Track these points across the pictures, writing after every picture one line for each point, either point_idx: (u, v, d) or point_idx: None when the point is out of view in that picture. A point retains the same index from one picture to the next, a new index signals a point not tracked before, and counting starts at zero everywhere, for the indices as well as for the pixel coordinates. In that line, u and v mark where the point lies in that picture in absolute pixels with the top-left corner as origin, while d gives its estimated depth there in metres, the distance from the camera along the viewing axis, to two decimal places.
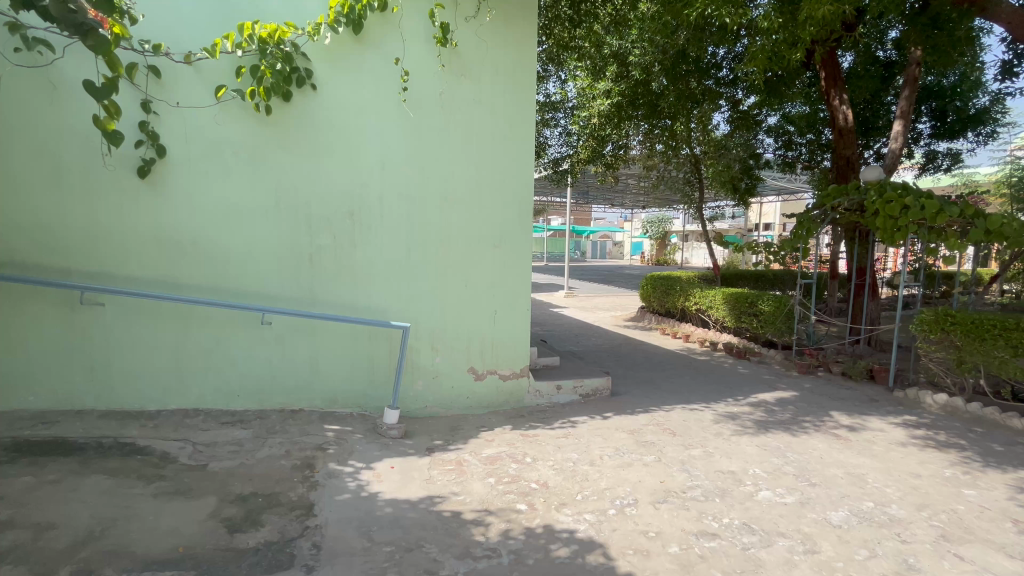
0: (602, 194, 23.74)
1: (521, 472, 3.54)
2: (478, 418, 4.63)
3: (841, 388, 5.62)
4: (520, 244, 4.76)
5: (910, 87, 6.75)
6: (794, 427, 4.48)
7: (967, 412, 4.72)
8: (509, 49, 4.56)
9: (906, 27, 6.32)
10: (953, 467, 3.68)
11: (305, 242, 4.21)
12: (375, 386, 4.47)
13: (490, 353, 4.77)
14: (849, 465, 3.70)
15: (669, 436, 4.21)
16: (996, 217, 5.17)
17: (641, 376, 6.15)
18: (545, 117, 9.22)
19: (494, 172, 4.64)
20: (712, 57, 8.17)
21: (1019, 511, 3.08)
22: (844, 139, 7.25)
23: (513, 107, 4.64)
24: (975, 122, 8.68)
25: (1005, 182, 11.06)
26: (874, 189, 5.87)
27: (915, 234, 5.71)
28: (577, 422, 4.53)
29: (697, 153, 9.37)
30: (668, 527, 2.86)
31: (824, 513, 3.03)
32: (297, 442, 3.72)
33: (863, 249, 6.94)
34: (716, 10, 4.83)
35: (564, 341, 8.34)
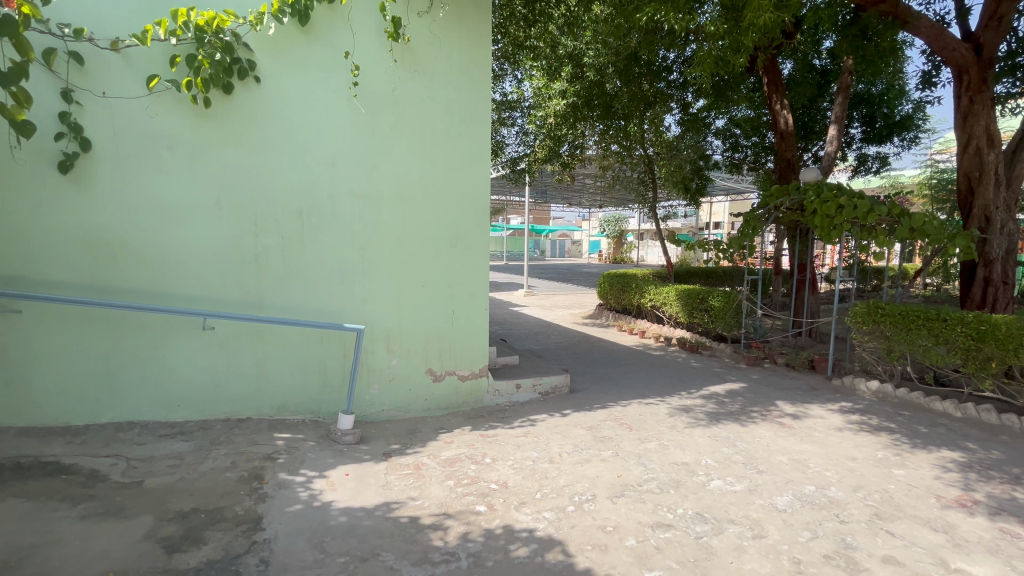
0: (559, 194, 24.07)
1: (480, 473, 3.51)
2: (436, 420, 4.56)
3: (786, 378, 5.93)
4: (477, 243, 4.71)
5: (843, 94, 7.18)
6: (743, 417, 4.67)
7: (896, 397, 5.09)
8: (463, 46, 4.51)
9: (839, 38, 6.71)
10: (885, 449, 3.94)
11: (250, 242, 4.00)
12: (328, 391, 4.32)
13: (448, 354, 4.71)
14: (793, 451, 3.90)
15: (626, 431, 4.29)
16: (920, 215, 5.57)
17: (599, 372, 6.25)
18: (501, 117, 9.20)
19: (450, 171, 4.58)
20: (663, 61, 8.41)
21: (942, 487, 3.33)
22: (785, 142, 7.64)
23: (468, 105, 4.59)
24: (900, 128, 9.34)
25: (927, 184, 11.99)
26: (813, 189, 6.21)
27: (849, 232, 6.08)
28: (536, 421, 4.54)
29: (650, 154, 9.63)
30: (625, 521, 2.91)
31: (771, 498, 3.18)
32: (244, 453, 3.54)
33: (803, 246, 7.34)
34: (665, 14, 4.95)
35: (523, 340, 8.37)
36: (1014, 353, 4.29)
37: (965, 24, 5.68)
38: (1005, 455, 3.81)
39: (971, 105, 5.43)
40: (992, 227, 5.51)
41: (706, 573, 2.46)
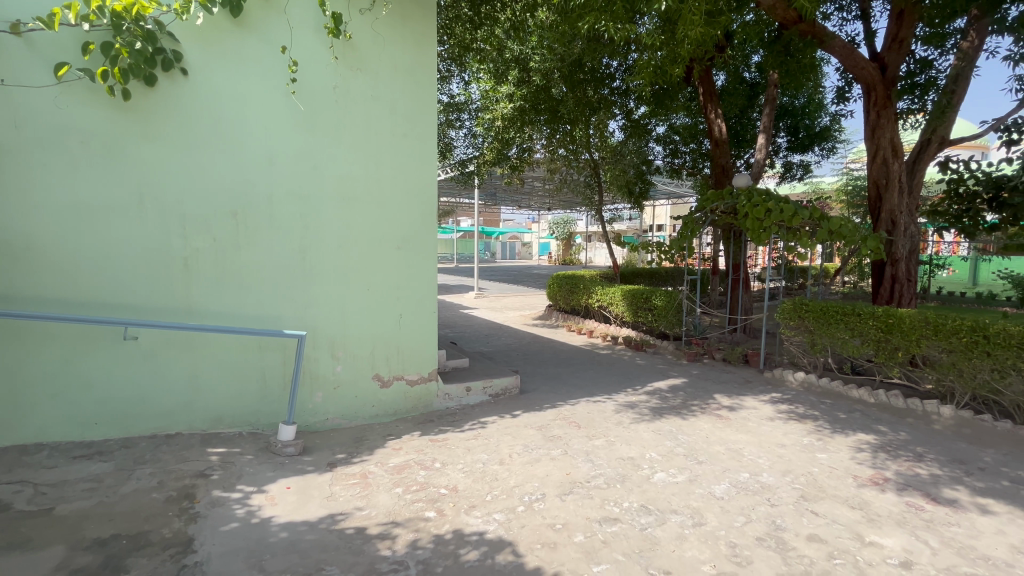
0: (508, 196, 24.28)
1: (429, 479, 3.46)
2: (384, 426, 4.45)
3: (723, 373, 6.28)
4: (424, 245, 4.65)
5: (770, 105, 7.69)
6: (684, 411, 4.88)
7: (819, 386, 5.51)
8: (408, 45, 4.44)
9: (766, 53, 7.20)
10: (809, 435, 4.26)
11: (177, 245, 3.75)
12: (268, 401, 4.11)
13: (396, 358, 4.62)
14: (729, 442, 4.12)
15: (574, 429, 4.37)
16: (837, 219, 6.06)
17: (549, 372, 6.33)
18: (449, 118, 9.16)
19: (396, 172, 4.50)
20: (607, 68, 8.68)
21: (858, 468, 3.64)
22: (720, 149, 8.08)
23: (414, 105, 4.53)
24: (820, 138, 10.13)
25: (843, 190, 13.11)
26: (744, 194, 6.58)
27: (776, 234, 6.52)
28: (487, 423, 4.53)
29: (596, 158, 9.89)
30: (573, 517, 2.96)
31: (709, 487, 3.35)
32: (173, 471, 3.30)
33: (737, 247, 7.81)
34: (605, 23, 5.09)
35: (474, 343, 8.34)
36: (916, 343, 4.73)
37: (872, 45, 6.23)
38: (910, 435, 4.21)
39: (878, 119, 5.96)
40: (897, 229, 6.08)
41: (651, 564, 2.56)
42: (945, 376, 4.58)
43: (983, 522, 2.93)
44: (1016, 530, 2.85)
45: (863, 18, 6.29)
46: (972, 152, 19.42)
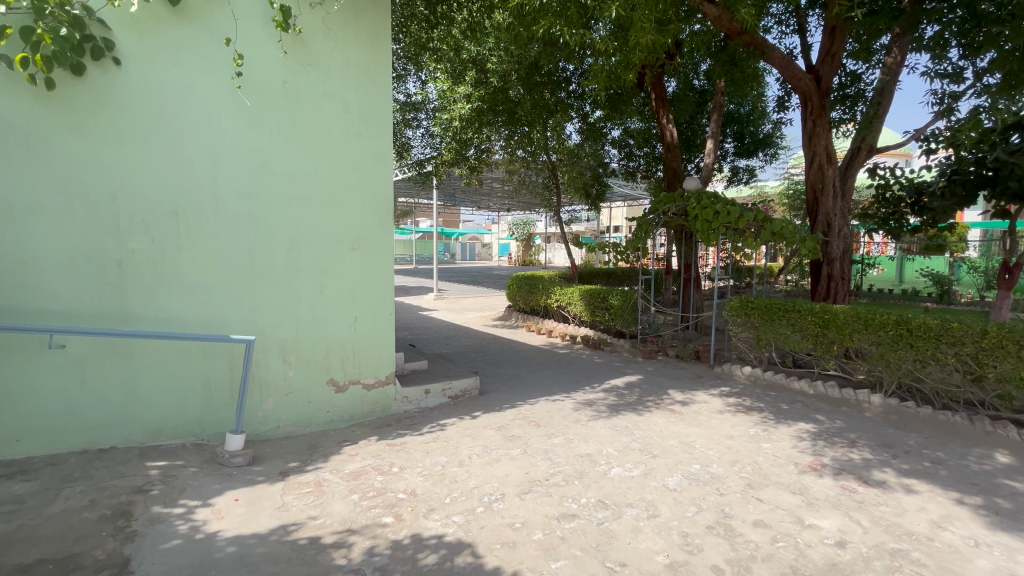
0: (467, 197, 24.21)
1: (387, 484, 3.39)
2: (339, 432, 4.33)
3: (676, 369, 6.51)
4: (380, 246, 4.56)
5: (717, 113, 8.05)
6: (640, 407, 5.02)
7: (764, 379, 5.81)
8: (361, 43, 4.34)
9: (713, 62, 7.53)
10: (755, 426, 4.48)
11: (111, 246, 3.52)
12: (214, 410, 3.91)
13: (352, 362, 4.51)
14: (682, 435, 4.27)
15: (533, 428, 4.41)
16: (779, 221, 6.41)
17: (509, 373, 6.36)
18: (406, 118, 9.02)
19: (350, 171, 4.39)
20: (563, 72, 8.82)
21: (799, 455, 3.86)
22: (671, 153, 8.38)
23: (368, 102, 4.43)
24: (764, 145, 10.68)
25: (785, 194, 13.89)
26: (694, 197, 6.86)
27: (724, 235, 6.82)
28: (446, 425, 4.50)
29: (554, 160, 10.03)
30: (532, 515, 2.99)
31: (663, 479, 3.46)
32: (107, 488, 3.08)
33: (688, 247, 8.12)
34: (560, 27, 5.16)
35: (433, 344, 8.26)
36: (849, 337, 5.07)
37: (808, 58, 6.63)
38: (845, 423, 4.51)
39: (814, 128, 6.35)
40: (832, 231, 6.48)
41: (607, 557, 2.61)
42: (875, 367, 4.93)
43: (907, 500, 3.18)
44: (936, 506, 3.11)
45: (799, 33, 6.69)
46: (898, 160, 21.10)
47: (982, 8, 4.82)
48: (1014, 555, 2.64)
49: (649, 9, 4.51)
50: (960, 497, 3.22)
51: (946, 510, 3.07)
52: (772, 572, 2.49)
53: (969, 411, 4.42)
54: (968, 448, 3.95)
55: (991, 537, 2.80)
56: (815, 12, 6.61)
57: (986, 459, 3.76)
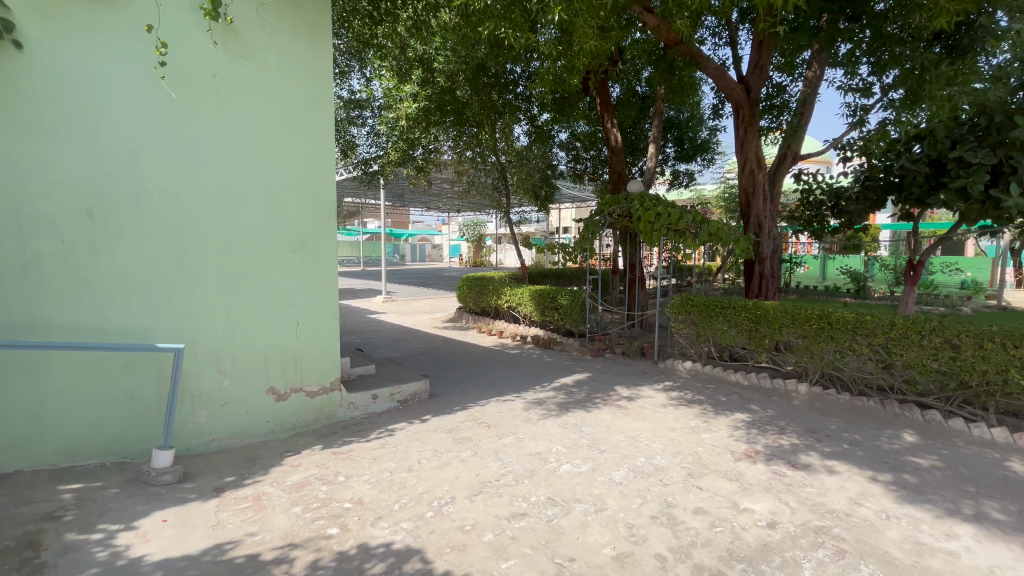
0: (416, 198, 23.80)
1: (332, 494, 3.27)
2: (281, 443, 4.14)
3: (622, 366, 6.72)
4: (321, 247, 4.39)
5: (658, 118, 8.37)
6: (588, 404, 5.13)
7: (704, 373, 6.12)
8: (300, 36, 4.17)
9: (653, 69, 7.83)
10: (696, 418, 4.70)
11: (14, 248, 3.22)
12: (138, 426, 3.62)
13: (294, 369, 4.32)
14: (628, 430, 4.41)
15: (484, 429, 4.40)
16: (715, 223, 6.76)
17: (459, 375, 6.31)
18: (350, 115, 8.75)
19: (288, 169, 4.19)
20: (510, 74, 8.87)
21: (735, 444, 4.09)
22: (616, 156, 8.64)
23: (307, 98, 4.26)
24: (702, 150, 11.22)
25: (721, 197, 14.70)
26: (637, 200, 7.12)
27: (666, 237, 7.10)
28: (394, 430, 4.40)
29: (503, 161, 10.09)
30: (483, 517, 2.98)
31: (610, 474, 3.56)
32: (11, 516, 2.79)
33: (632, 248, 8.42)
34: (505, 30, 5.18)
35: (382, 348, 8.06)
36: (779, 331, 5.42)
37: (739, 69, 7.03)
38: (775, 411, 4.82)
39: (746, 135, 6.73)
40: (762, 232, 6.90)
41: (556, 553, 2.65)
42: (801, 358, 5.29)
43: (830, 481, 3.45)
44: (854, 485, 3.39)
45: (731, 45, 7.08)
46: (818, 166, 23.02)
47: (886, 30, 5.37)
48: (918, 525, 2.92)
49: (592, 16, 4.60)
50: (874, 475, 3.53)
51: (863, 488, 3.35)
52: (711, 556, 2.62)
53: (881, 396, 4.84)
54: (881, 429, 4.33)
55: (900, 509, 3.08)
56: (745, 27, 7.02)
57: (895, 439, 4.13)
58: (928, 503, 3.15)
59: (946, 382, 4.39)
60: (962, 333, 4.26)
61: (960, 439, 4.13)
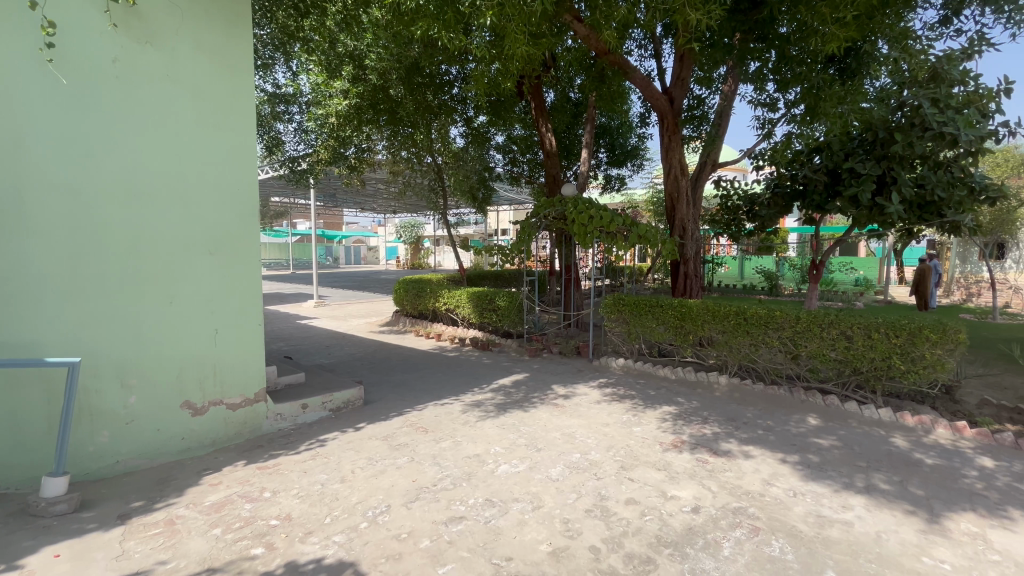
0: (350, 198, 23.01)
1: (257, 512, 3.08)
2: (199, 460, 3.83)
3: (558, 364, 6.89)
4: (242, 250, 4.13)
5: (591, 125, 8.66)
6: (525, 404, 5.20)
7: (635, 368, 6.40)
8: (216, 25, 3.90)
9: (585, 77, 8.14)
10: (627, 412, 4.92)
11: None
12: (25, 451, 3.21)
13: (212, 381, 4.02)
14: (564, 427, 4.51)
15: (421, 434, 4.33)
16: (644, 226, 7.10)
17: (396, 379, 6.17)
18: (276, 111, 8.10)
19: (204, 166, 3.91)
20: (445, 74, 8.81)
21: (663, 435, 4.31)
22: (551, 160, 8.82)
23: (225, 92, 3.99)
24: (631, 156, 11.74)
25: (650, 201, 15.47)
26: (571, 203, 7.34)
27: (598, 239, 7.36)
28: (326, 440, 4.22)
29: (439, 163, 9.98)
30: (420, 523, 2.93)
31: (547, 471, 3.63)
32: None
33: (568, 250, 8.63)
34: (438, 30, 5.15)
35: (313, 355, 7.71)
36: (701, 327, 5.79)
37: (663, 80, 7.44)
38: (699, 402, 5.15)
39: (670, 143, 7.12)
40: (686, 234, 7.32)
41: (494, 554, 2.66)
42: (721, 352, 5.68)
43: (746, 465, 3.73)
44: (767, 467, 3.69)
45: (656, 57, 7.48)
46: (734, 174, 24.94)
47: (790, 52, 5.92)
48: (820, 499, 3.23)
49: (523, 22, 4.67)
50: (783, 456, 3.87)
51: (774, 469, 3.66)
52: (641, 544, 2.75)
53: (790, 384, 5.29)
54: (789, 415, 4.76)
55: (805, 486, 3.39)
56: (668, 41, 7.43)
57: (801, 423, 4.55)
58: (828, 479, 3.50)
59: (842, 369, 4.90)
60: (854, 325, 4.80)
61: (854, 420, 4.61)
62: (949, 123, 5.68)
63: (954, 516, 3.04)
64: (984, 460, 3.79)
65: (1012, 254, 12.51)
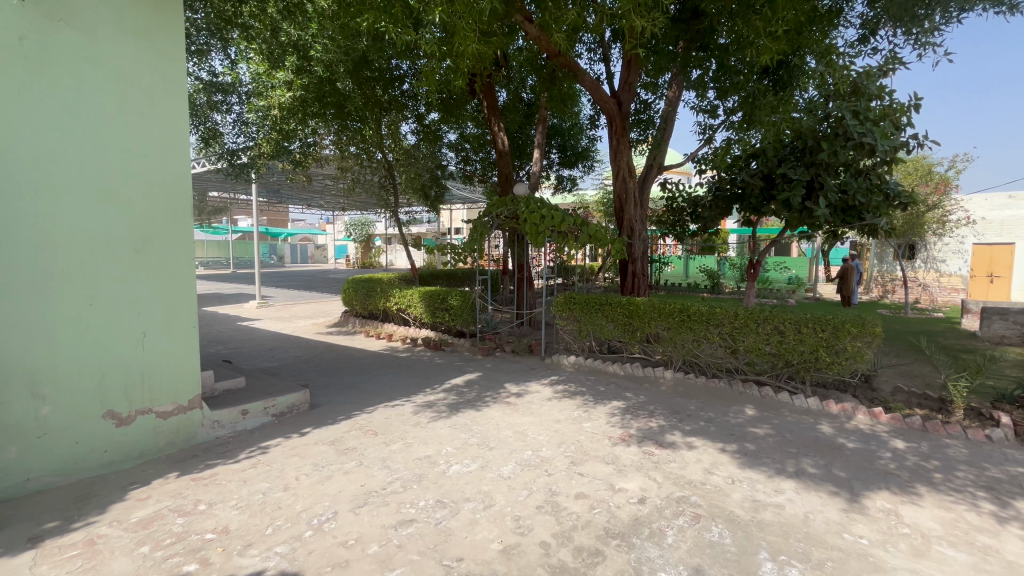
0: (297, 194, 22.15)
1: (190, 526, 2.89)
2: (125, 474, 3.56)
3: (511, 363, 6.92)
4: (173, 248, 3.86)
5: (542, 125, 8.75)
6: (477, 403, 5.19)
7: (586, 365, 6.53)
8: (140, 6, 3.62)
9: (536, 77, 8.23)
10: (578, 408, 5.01)
11: None
12: None
13: (140, 388, 3.74)
14: (516, 425, 4.54)
15: (370, 437, 4.23)
16: (594, 226, 7.24)
17: (344, 382, 5.98)
18: (212, 101, 7.53)
19: (129, 157, 3.62)
20: (395, 69, 8.67)
21: (612, 430, 4.43)
22: (503, 160, 8.82)
23: (152, 77, 3.71)
24: (583, 157, 11.98)
25: (600, 202, 15.90)
26: (524, 203, 7.39)
27: (550, 238, 7.43)
28: (269, 447, 4.03)
29: (390, 159, 9.77)
30: (368, 529, 2.86)
31: (499, 469, 3.64)
32: None
33: (520, 249, 8.68)
34: (385, 23, 5.04)
35: (255, 358, 7.34)
36: (649, 324, 5.99)
37: (612, 84, 7.62)
38: (646, 397, 5.33)
39: (618, 145, 7.31)
40: (634, 234, 7.55)
41: (445, 555, 2.64)
42: (667, 348, 5.89)
43: (689, 455, 3.89)
44: (708, 456, 3.88)
45: (605, 61, 7.66)
46: (679, 176, 26.08)
47: (729, 61, 6.22)
48: (755, 485, 3.43)
49: (472, 20, 4.64)
50: (723, 446, 4.07)
51: (714, 458, 3.85)
52: (590, 537, 2.81)
53: (729, 376, 5.57)
54: (728, 406, 5.02)
55: (742, 473, 3.59)
56: (616, 46, 7.64)
57: (739, 414, 4.81)
58: (763, 466, 3.72)
59: (776, 362, 5.22)
60: (785, 320, 5.12)
61: (786, 409, 4.93)
62: (868, 133, 6.22)
63: (872, 495, 3.31)
64: (896, 442, 4.16)
65: (921, 254, 13.80)
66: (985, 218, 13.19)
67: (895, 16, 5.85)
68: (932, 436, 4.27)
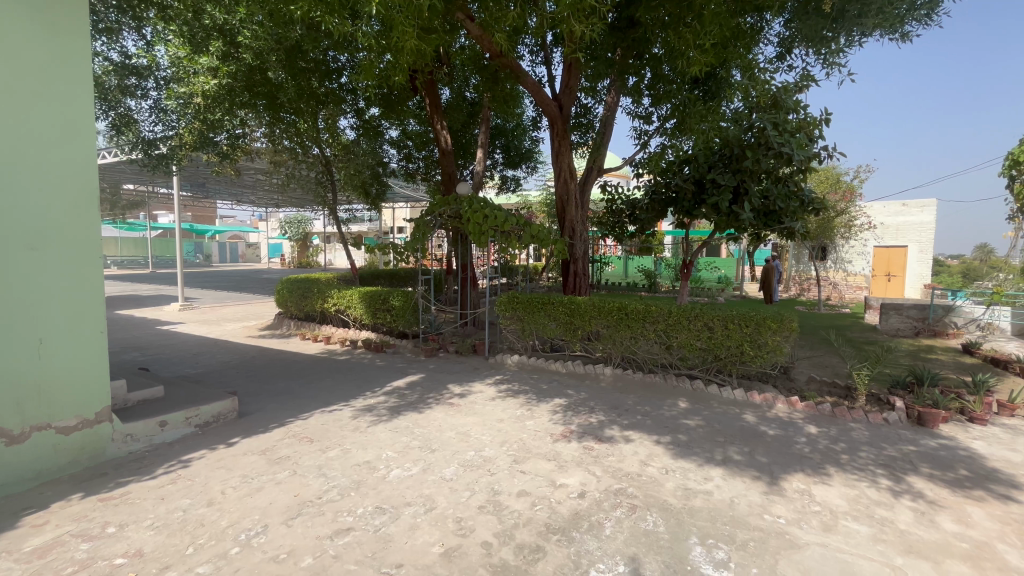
0: (225, 189, 20.85)
1: (96, 552, 2.63)
2: (18, 498, 3.18)
3: (455, 364, 6.86)
4: (78, 243, 3.50)
5: (485, 125, 8.77)
6: (420, 405, 5.10)
7: (529, 364, 6.59)
8: None
9: (479, 75, 8.23)
10: (521, 407, 5.05)
11: None
12: None
13: (35, 402, 3.35)
14: (458, 427, 4.50)
15: (305, 445, 4.04)
16: (536, 226, 7.31)
17: (278, 388, 5.68)
18: (123, 84, 7.02)
19: (22, 143, 3.24)
20: (333, 61, 8.23)
21: (554, 427, 4.50)
22: (446, 159, 8.74)
23: (49, 58, 3.33)
24: (526, 158, 12.10)
25: (543, 202, 16.19)
26: (466, 202, 7.34)
27: (493, 237, 7.43)
28: (191, 460, 3.75)
29: (327, 154, 9.34)
30: (302, 541, 2.73)
31: (441, 471, 3.60)
32: None
33: (463, 248, 8.62)
34: (321, 14, 4.82)
35: (176, 364, 6.80)
36: (589, 322, 6.17)
37: (553, 87, 7.77)
38: (587, 394, 5.47)
39: (560, 147, 7.46)
40: (575, 235, 7.72)
41: (383, 563, 2.57)
42: (606, 346, 6.08)
43: (626, 449, 4.04)
44: (644, 449, 4.04)
45: (546, 65, 7.78)
46: (619, 179, 27.14)
47: (664, 70, 6.50)
48: (687, 474, 3.61)
49: (410, 15, 4.58)
50: (658, 438, 4.25)
51: (649, 450, 4.02)
52: (532, 534, 2.84)
53: (664, 371, 5.84)
54: (663, 400, 5.25)
55: (675, 464, 3.77)
56: (557, 50, 7.77)
57: (673, 407, 5.05)
58: (694, 455, 3.93)
59: (706, 356, 5.53)
60: (714, 317, 5.44)
61: (716, 401, 5.23)
62: (786, 144, 6.71)
63: (789, 477, 3.59)
64: (810, 427, 4.53)
65: (832, 255, 15.13)
66: (884, 224, 14.66)
67: (808, 36, 6.36)
68: (840, 421, 4.70)
